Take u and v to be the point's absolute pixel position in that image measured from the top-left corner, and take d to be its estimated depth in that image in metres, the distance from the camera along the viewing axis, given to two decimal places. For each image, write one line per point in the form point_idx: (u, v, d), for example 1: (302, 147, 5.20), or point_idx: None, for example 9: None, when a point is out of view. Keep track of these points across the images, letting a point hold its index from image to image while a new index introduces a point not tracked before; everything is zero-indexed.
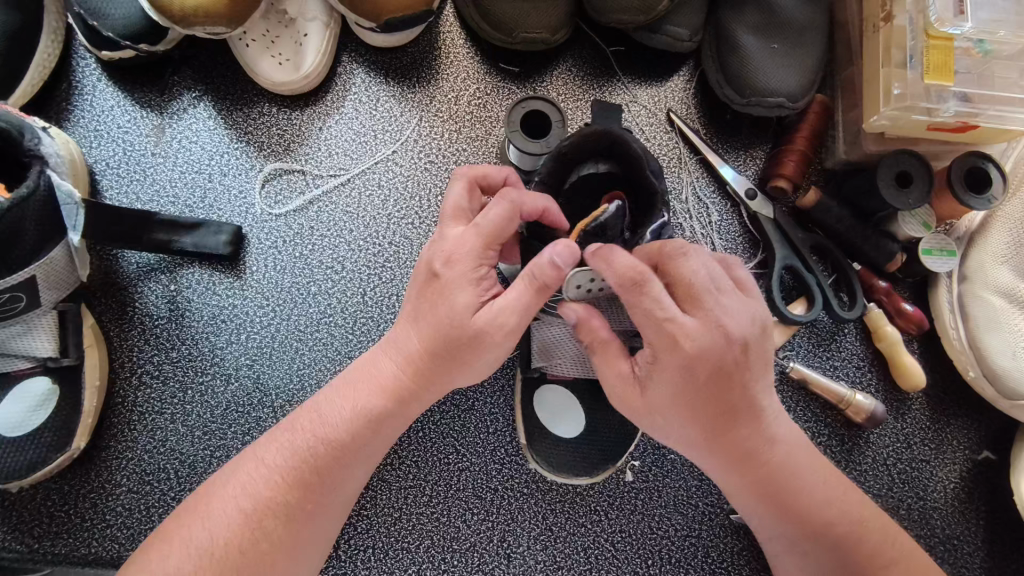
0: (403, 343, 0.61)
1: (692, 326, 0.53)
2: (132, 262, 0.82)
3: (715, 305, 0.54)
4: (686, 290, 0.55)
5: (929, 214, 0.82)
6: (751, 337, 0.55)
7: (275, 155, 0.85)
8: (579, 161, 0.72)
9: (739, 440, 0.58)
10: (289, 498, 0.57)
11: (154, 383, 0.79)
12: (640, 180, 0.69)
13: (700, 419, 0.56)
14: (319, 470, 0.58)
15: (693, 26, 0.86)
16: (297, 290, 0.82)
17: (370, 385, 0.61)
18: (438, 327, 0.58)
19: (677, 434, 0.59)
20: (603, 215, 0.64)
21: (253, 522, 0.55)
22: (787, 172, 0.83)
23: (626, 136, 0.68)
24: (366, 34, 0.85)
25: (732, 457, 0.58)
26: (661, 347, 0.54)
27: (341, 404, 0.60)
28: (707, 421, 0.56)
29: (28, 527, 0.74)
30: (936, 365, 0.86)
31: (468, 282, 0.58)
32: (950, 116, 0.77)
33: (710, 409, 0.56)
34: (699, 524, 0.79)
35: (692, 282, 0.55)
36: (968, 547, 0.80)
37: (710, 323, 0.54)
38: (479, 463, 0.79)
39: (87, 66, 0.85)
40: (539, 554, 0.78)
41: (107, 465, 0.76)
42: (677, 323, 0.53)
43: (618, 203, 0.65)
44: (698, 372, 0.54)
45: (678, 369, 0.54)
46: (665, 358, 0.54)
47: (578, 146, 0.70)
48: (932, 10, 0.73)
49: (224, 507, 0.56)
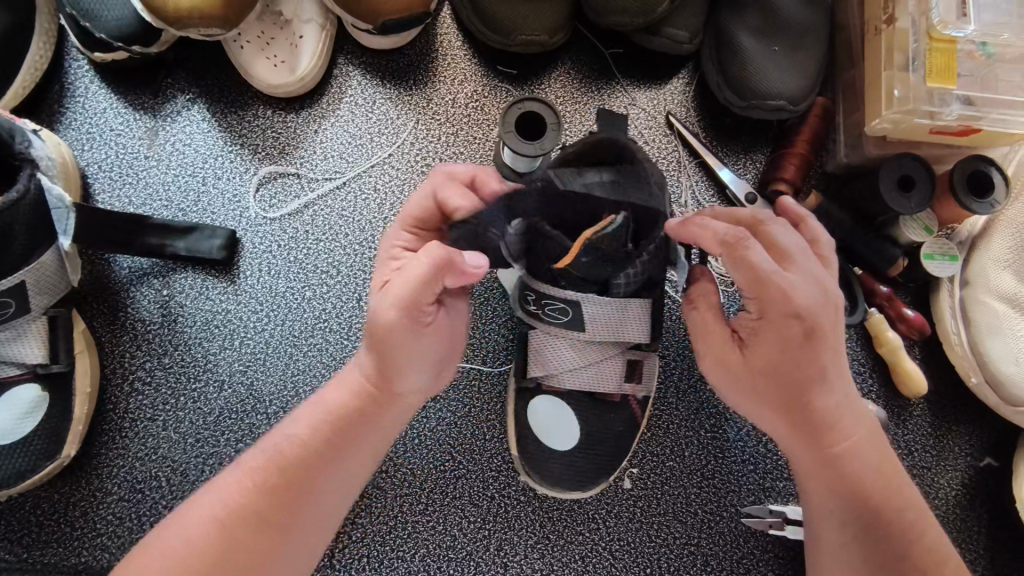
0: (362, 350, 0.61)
1: (794, 282, 0.58)
2: (124, 267, 0.81)
3: (813, 267, 0.59)
4: (778, 253, 0.61)
5: (929, 218, 0.81)
6: (823, 305, 0.58)
7: (269, 159, 0.84)
8: (584, 169, 0.71)
9: (817, 414, 0.60)
10: (258, 507, 0.56)
11: (146, 390, 0.78)
12: None
13: (782, 384, 0.60)
14: (292, 475, 0.57)
15: (692, 28, 0.85)
16: (292, 294, 0.81)
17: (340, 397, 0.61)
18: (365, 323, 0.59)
19: (745, 395, 0.63)
20: (611, 225, 0.64)
21: (225, 524, 0.55)
22: (789, 175, 0.83)
23: (632, 145, 0.68)
24: (362, 36, 0.84)
25: (804, 429, 0.61)
26: (766, 305, 0.58)
27: (314, 413, 0.60)
28: (785, 389, 0.60)
29: (17, 536, 0.73)
30: (939, 371, 0.85)
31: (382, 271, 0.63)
32: (952, 120, 0.76)
33: (796, 375, 0.59)
34: (698, 532, 0.79)
35: (791, 245, 0.60)
36: (971, 556, 0.79)
37: (814, 282, 0.59)
38: (475, 469, 0.78)
39: (80, 68, 0.84)
40: (536, 562, 0.77)
41: (98, 472, 0.75)
42: (782, 276, 0.57)
43: (626, 215, 0.65)
44: (799, 327, 0.57)
45: (783, 328, 0.58)
46: (771, 312, 0.58)
47: (583, 154, 0.69)
48: (936, 12, 0.73)
49: (206, 511, 0.55)
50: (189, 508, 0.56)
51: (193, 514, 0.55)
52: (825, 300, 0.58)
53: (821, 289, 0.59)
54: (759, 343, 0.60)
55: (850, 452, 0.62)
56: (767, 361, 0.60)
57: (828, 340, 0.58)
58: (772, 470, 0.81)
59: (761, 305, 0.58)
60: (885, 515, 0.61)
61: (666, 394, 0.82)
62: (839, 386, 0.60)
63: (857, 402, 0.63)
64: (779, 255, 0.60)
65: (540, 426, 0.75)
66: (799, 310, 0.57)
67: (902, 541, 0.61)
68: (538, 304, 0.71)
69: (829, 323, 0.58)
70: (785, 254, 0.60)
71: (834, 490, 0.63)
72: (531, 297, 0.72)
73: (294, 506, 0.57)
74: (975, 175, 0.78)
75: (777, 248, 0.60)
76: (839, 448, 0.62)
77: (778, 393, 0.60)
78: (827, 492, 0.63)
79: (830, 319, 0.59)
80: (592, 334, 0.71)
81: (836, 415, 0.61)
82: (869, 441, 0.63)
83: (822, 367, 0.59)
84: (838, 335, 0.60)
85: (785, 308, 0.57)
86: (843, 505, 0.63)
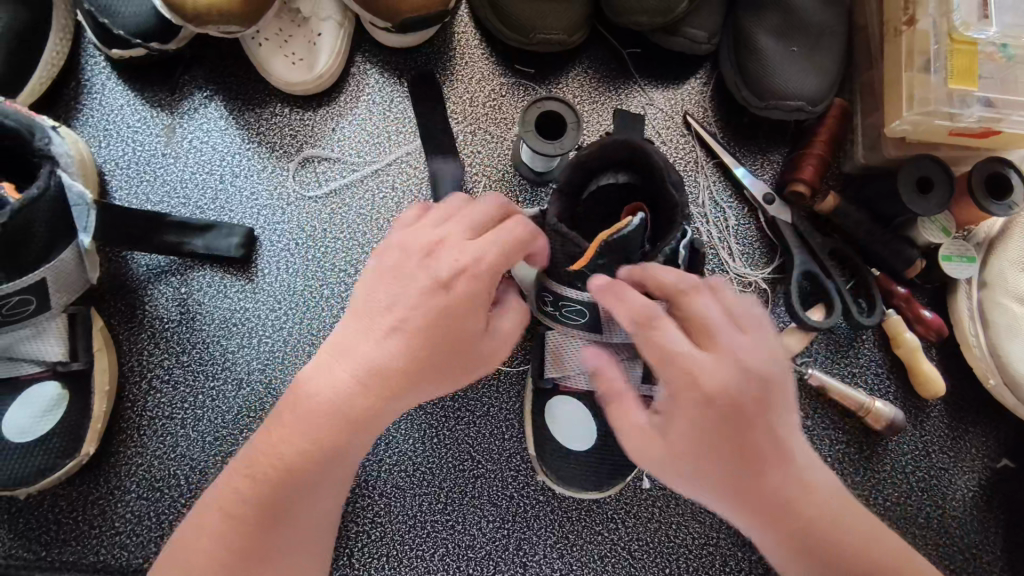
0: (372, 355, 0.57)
1: (706, 362, 0.55)
2: (142, 264, 0.80)
3: (729, 342, 0.56)
4: (699, 327, 0.57)
5: (948, 219, 0.80)
6: (747, 384, 0.54)
7: (287, 157, 0.84)
8: (598, 171, 0.71)
9: (770, 499, 0.55)
10: (255, 531, 0.55)
11: (165, 388, 0.77)
12: (661, 190, 0.68)
13: (718, 473, 0.55)
14: (274, 502, 0.55)
15: (711, 28, 0.85)
16: (310, 294, 0.81)
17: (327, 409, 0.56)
18: (450, 336, 0.58)
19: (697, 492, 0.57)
20: (628, 226, 0.63)
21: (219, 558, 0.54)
22: (807, 176, 0.82)
23: (647, 146, 0.67)
24: (380, 35, 0.84)
25: (763, 516, 0.55)
26: (676, 387, 0.55)
27: (293, 428, 0.56)
28: (724, 475, 0.55)
29: (35, 534, 0.72)
30: (956, 373, 0.85)
31: (475, 299, 0.58)
32: (973, 121, 0.76)
33: (732, 459, 0.54)
34: (716, 532, 0.78)
35: (706, 318, 0.57)
36: (987, 556, 0.80)
37: (727, 359, 0.55)
38: (494, 470, 0.78)
39: (96, 64, 0.83)
40: (555, 562, 0.77)
41: (116, 470, 0.74)
42: (688, 356, 0.55)
43: (641, 216, 0.63)
44: (715, 409, 0.54)
45: (693, 410, 0.55)
46: (681, 395, 0.55)
47: (597, 153, 0.69)
48: (957, 14, 0.73)
49: (204, 546, 0.54)
50: (182, 542, 0.56)
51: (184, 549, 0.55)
52: (746, 378, 0.54)
53: (739, 368, 0.54)
54: (678, 432, 0.55)
55: (822, 536, 0.56)
56: (691, 448, 0.55)
57: (755, 418, 0.54)
58: None
59: (672, 390, 0.55)
60: None
61: None
62: (781, 464, 0.55)
63: (817, 473, 0.58)
64: (699, 332, 0.57)
65: (560, 429, 0.74)
66: (707, 392, 0.54)
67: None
68: (555, 306, 0.70)
69: (752, 404, 0.54)
70: (707, 330, 0.56)
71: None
72: (548, 299, 0.70)
73: (274, 534, 0.55)
74: (994, 176, 0.78)
75: (697, 323, 0.57)
76: (808, 533, 0.55)
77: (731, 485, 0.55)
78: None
79: (758, 397, 0.54)
80: (612, 335, 0.70)
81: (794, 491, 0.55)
82: (846, 524, 0.57)
83: (753, 440, 0.54)
84: (779, 405, 0.56)
85: (694, 389, 0.54)
86: None
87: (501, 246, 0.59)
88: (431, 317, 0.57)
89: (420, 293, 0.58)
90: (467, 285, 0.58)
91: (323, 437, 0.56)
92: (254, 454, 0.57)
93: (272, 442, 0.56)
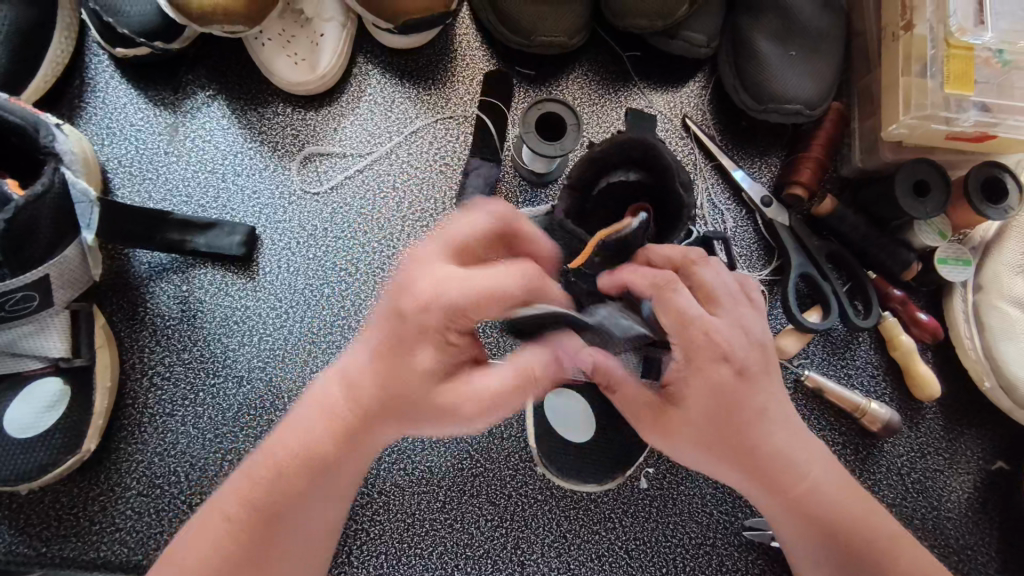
0: (357, 375, 0.56)
1: (718, 323, 0.59)
2: (144, 262, 0.81)
3: (735, 308, 0.61)
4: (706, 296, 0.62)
5: (945, 223, 0.82)
6: (749, 356, 0.60)
7: (289, 156, 0.85)
8: (609, 168, 0.72)
9: (768, 461, 0.60)
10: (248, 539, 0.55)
11: (165, 385, 0.78)
12: (668, 189, 0.69)
13: (725, 438, 0.59)
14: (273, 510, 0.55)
15: (710, 31, 0.85)
16: (311, 291, 0.81)
17: (317, 417, 0.57)
18: (406, 373, 0.53)
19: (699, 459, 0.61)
20: (628, 228, 0.65)
21: (211, 558, 0.54)
22: (803, 179, 0.83)
23: (660, 146, 0.68)
24: (381, 35, 0.85)
25: (764, 477, 0.60)
26: (692, 347, 0.59)
27: (291, 441, 0.57)
28: (730, 438, 0.59)
29: (35, 529, 0.73)
30: (951, 376, 0.85)
31: (432, 341, 0.53)
32: (970, 126, 0.77)
33: (737, 423, 0.59)
34: (714, 532, 0.79)
35: (715, 287, 0.62)
36: (981, 558, 0.80)
37: (733, 322, 0.60)
38: (493, 468, 0.79)
39: (100, 63, 0.84)
40: (553, 561, 0.77)
41: (117, 466, 0.75)
42: (705, 320, 0.59)
43: (642, 218, 0.66)
44: (726, 367, 0.58)
45: (711, 372, 0.58)
46: (699, 357, 0.58)
47: (611, 148, 0.70)
48: (953, 19, 0.74)
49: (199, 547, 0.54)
50: (185, 539, 0.56)
51: (183, 550, 0.55)
52: (749, 342, 0.60)
53: (744, 332, 0.60)
54: (689, 398, 0.59)
55: (810, 495, 0.61)
56: (703, 412, 0.59)
57: (755, 379, 0.60)
58: None
59: (689, 355, 0.59)
60: (855, 538, 0.61)
61: None
62: (778, 426, 0.61)
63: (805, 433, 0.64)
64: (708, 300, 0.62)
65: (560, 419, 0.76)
66: (722, 352, 0.58)
67: (878, 565, 0.60)
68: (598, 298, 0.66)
69: (756, 365, 0.60)
70: (711, 296, 0.61)
71: (802, 534, 0.62)
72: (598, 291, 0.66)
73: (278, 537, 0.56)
74: (988, 180, 0.79)
75: (705, 292, 0.62)
76: (799, 491, 0.61)
77: (735, 445, 0.59)
78: (802, 533, 0.62)
79: (758, 362, 0.60)
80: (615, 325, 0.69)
81: (789, 454, 0.61)
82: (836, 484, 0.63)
83: (753, 404, 0.59)
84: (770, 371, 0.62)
85: (709, 350, 0.58)
86: (818, 540, 0.62)
87: (473, 281, 0.53)
88: (386, 346, 0.54)
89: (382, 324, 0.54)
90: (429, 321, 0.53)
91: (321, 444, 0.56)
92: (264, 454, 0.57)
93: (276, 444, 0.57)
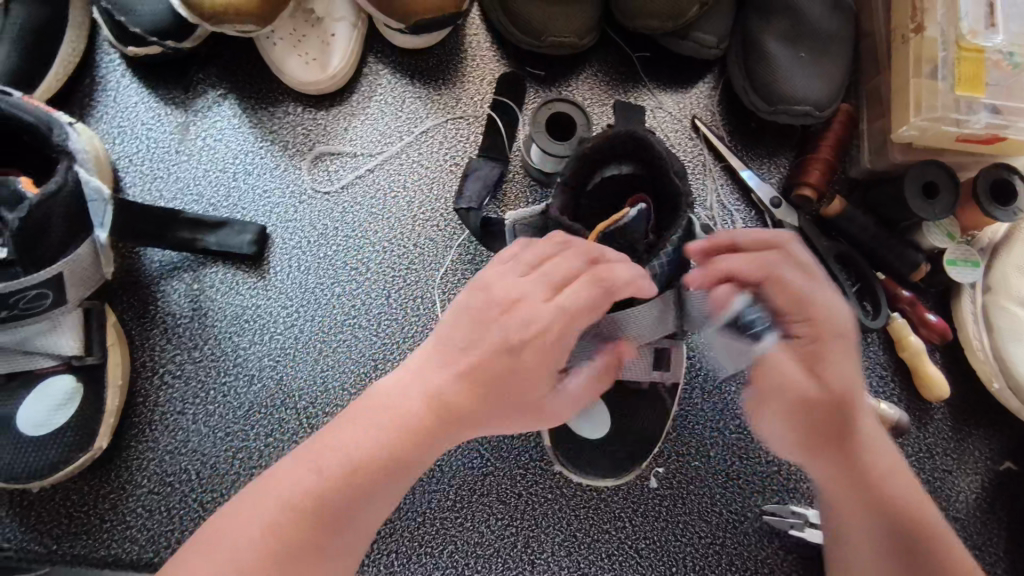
0: (439, 382, 0.56)
1: (833, 302, 0.60)
2: (155, 261, 0.81)
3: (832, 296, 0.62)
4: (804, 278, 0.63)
5: (953, 225, 0.82)
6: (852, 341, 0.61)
7: (300, 156, 0.85)
8: (601, 163, 0.71)
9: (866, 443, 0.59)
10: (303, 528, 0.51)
11: (176, 383, 0.78)
12: (665, 181, 0.69)
13: (839, 408, 0.58)
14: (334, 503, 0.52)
15: (720, 33, 0.86)
16: (322, 290, 0.82)
17: (376, 421, 0.55)
18: (503, 383, 0.56)
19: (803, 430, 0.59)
20: (624, 218, 0.64)
21: (276, 550, 0.50)
22: (812, 180, 0.83)
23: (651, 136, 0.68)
24: (391, 35, 0.85)
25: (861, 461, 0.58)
26: (817, 319, 0.59)
27: (346, 440, 0.54)
28: (842, 410, 0.58)
29: (46, 527, 0.73)
30: (959, 377, 0.86)
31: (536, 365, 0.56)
32: (980, 128, 0.77)
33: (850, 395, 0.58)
34: (723, 532, 0.79)
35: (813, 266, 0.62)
36: (989, 558, 0.80)
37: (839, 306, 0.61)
38: (503, 467, 0.79)
39: (111, 62, 0.84)
40: (563, 560, 0.77)
41: (128, 464, 0.75)
42: (823, 296, 0.60)
43: (639, 207, 0.64)
44: (842, 342, 0.59)
45: (839, 344, 0.58)
46: (823, 330, 0.59)
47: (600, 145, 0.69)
48: (966, 20, 0.76)
49: (248, 528, 0.50)
50: (233, 514, 0.52)
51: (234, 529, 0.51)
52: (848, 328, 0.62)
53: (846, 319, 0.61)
54: (812, 361, 0.58)
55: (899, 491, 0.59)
56: (828, 376, 0.58)
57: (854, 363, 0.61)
58: (795, 471, 0.81)
59: (812, 326, 0.59)
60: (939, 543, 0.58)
61: (691, 394, 0.83)
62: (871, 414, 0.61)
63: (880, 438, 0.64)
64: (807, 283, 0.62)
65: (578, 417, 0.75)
66: (839, 327, 0.59)
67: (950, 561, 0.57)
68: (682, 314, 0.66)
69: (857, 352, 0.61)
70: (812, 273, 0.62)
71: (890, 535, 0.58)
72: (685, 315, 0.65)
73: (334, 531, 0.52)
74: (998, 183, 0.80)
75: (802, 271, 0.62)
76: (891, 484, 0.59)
77: (845, 418, 0.58)
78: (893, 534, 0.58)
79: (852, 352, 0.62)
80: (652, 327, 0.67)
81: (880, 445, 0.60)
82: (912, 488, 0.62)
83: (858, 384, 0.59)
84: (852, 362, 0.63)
85: (832, 322, 0.59)
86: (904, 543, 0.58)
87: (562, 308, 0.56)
88: (487, 361, 0.56)
89: (472, 339, 0.56)
90: (536, 348, 0.55)
91: (379, 445, 0.54)
92: (309, 448, 0.54)
93: (338, 440, 0.54)
